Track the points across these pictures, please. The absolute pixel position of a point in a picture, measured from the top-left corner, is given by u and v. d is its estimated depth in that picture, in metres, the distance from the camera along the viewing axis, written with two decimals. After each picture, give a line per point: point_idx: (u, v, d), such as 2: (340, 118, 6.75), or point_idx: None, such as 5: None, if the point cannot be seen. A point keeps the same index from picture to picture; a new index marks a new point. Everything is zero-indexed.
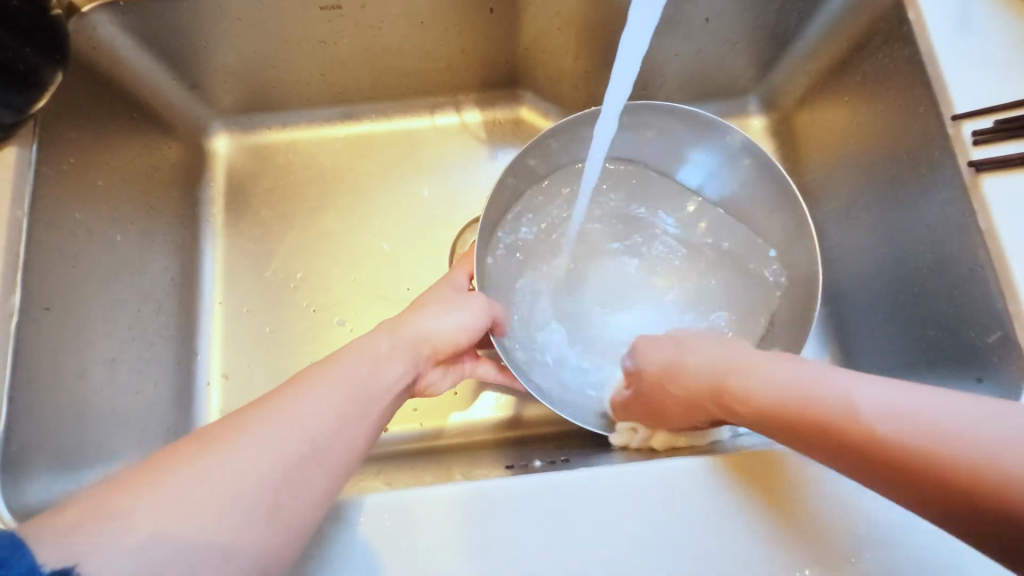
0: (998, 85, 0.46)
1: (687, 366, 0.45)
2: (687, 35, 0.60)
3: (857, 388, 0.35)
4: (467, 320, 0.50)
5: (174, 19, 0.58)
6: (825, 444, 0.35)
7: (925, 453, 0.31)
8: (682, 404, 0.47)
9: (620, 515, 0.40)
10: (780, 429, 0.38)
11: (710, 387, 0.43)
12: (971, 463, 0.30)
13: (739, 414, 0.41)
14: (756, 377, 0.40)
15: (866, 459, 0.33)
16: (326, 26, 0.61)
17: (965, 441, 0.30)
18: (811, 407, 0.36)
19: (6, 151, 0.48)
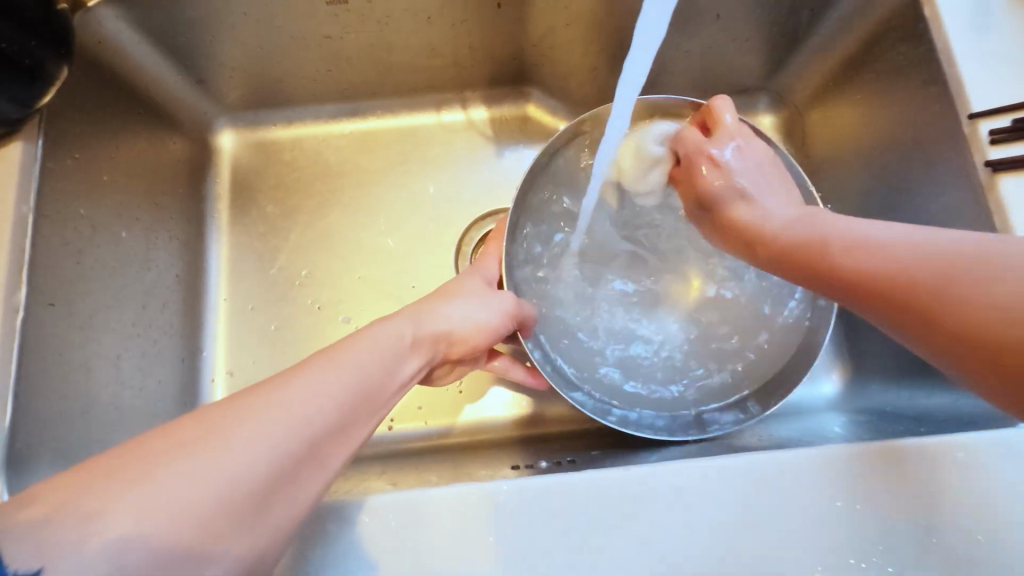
0: (1016, 82, 0.45)
1: (771, 223, 0.44)
2: (697, 31, 0.60)
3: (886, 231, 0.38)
4: (487, 317, 0.50)
5: (180, 13, 0.57)
6: (882, 297, 0.37)
7: (971, 292, 0.33)
8: (766, 255, 0.44)
9: (623, 517, 0.40)
10: (857, 292, 0.38)
11: (798, 250, 0.41)
12: (952, 275, 0.34)
13: (812, 273, 0.41)
14: (776, 215, 0.44)
15: (907, 302, 0.35)
16: (332, 21, 0.61)
17: (988, 287, 0.32)
18: (883, 271, 0.37)
19: (12, 146, 0.48)
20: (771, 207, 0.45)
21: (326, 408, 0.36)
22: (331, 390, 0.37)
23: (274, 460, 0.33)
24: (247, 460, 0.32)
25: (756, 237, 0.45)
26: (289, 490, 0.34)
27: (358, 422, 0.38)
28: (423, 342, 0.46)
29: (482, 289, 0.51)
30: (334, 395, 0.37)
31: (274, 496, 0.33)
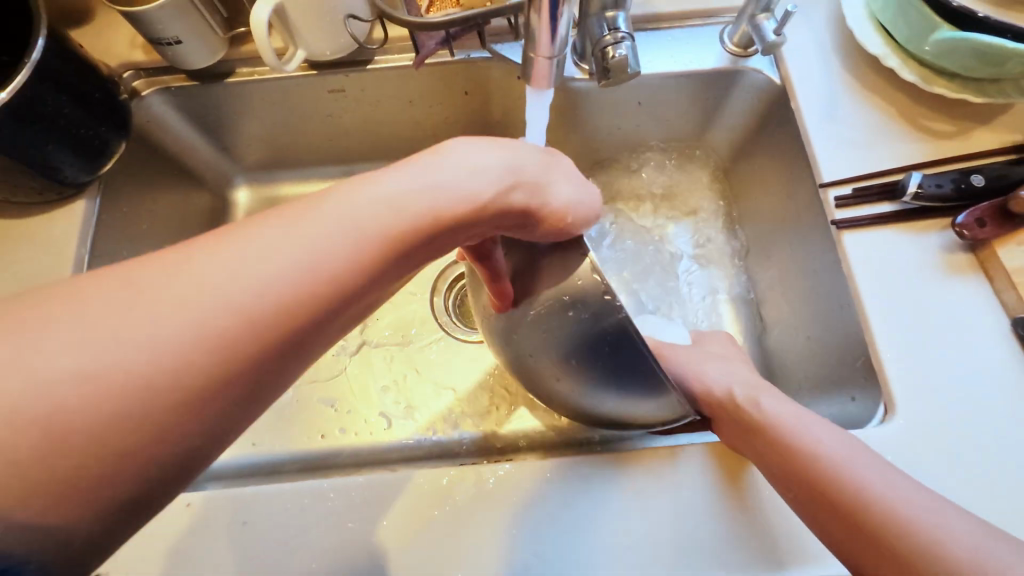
0: (855, 161, 0.58)
1: (706, 381, 0.52)
2: (628, 112, 0.73)
3: (806, 424, 0.45)
4: (557, 205, 0.41)
5: (211, 99, 0.71)
6: (807, 493, 0.42)
7: (868, 503, 0.39)
8: (701, 405, 0.52)
9: (537, 504, 0.48)
10: (780, 464, 0.44)
11: (733, 417, 0.48)
12: (856, 470, 0.41)
13: (752, 437, 0.46)
14: (703, 370, 0.53)
15: (813, 488, 0.41)
16: (332, 103, 0.75)
17: (873, 495, 0.39)
18: (799, 462, 0.43)
19: (78, 203, 0.61)
20: (701, 362, 0.54)
21: (230, 325, 0.29)
22: (241, 294, 0.30)
23: (104, 384, 0.27)
24: (84, 367, 0.27)
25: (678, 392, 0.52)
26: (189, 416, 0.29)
27: (282, 351, 0.31)
28: (400, 240, 0.34)
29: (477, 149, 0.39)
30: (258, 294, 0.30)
31: (118, 426, 0.27)
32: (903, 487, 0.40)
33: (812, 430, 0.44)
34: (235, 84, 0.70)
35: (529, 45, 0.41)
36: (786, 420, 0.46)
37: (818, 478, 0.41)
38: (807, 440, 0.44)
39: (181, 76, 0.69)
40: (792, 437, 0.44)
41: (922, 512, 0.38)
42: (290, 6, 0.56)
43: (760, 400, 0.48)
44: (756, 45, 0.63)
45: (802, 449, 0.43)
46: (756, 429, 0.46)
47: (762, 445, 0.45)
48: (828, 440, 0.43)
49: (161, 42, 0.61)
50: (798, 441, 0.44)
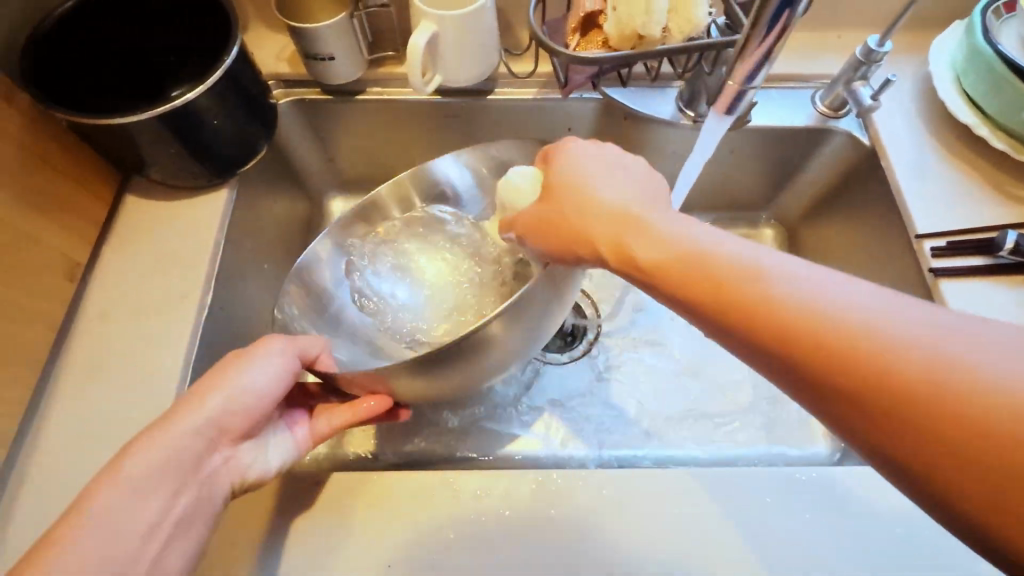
0: (946, 218, 0.62)
1: (660, 229, 0.40)
2: (715, 161, 0.78)
3: (802, 276, 0.34)
4: (262, 381, 0.48)
5: (338, 113, 0.77)
6: (835, 365, 0.31)
7: (897, 356, 0.30)
8: (560, 243, 0.46)
9: (656, 508, 0.50)
10: (766, 339, 0.33)
11: (734, 294, 0.35)
12: (896, 319, 0.31)
13: (709, 308, 0.36)
14: (607, 186, 0.44)
15: (838, 358, 0.31)
16: (443, 128, 0.80)
17: (925, 351, 0.29)
18: (817, 325, 0.32)
19: (221, 191, 0.64)
20: (604, 178, 0.45)
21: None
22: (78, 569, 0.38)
23: None
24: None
25: (638, 252, 0.40)
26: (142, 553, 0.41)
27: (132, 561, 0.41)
28: (148, 490, 0.42)
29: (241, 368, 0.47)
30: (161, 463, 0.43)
31: None
32: (949, 322, 0.30)
33: (823, 280, 0.34)
34: (363, 102, 0.76)
35: None
36: (807, 284, 0.34)
37: (841, 342, 0.31)
38: (818, 298, 0.33)
39: (316, 90, 0.75)
40: (800, 297, 0.33)
41: (984, 356, 0.28)
42: (443, 35, 0.63)
43: (748, 257, 0.36)
44: (850, 107, 0.69)
45: (816, 309, 0.32)
46: (766, 308, 0.33)
47: (787, 324, 0.33)
48: (835, 294, 0.33)
49: (316, 57, 0.67)
50: (810, 300, 0.33)
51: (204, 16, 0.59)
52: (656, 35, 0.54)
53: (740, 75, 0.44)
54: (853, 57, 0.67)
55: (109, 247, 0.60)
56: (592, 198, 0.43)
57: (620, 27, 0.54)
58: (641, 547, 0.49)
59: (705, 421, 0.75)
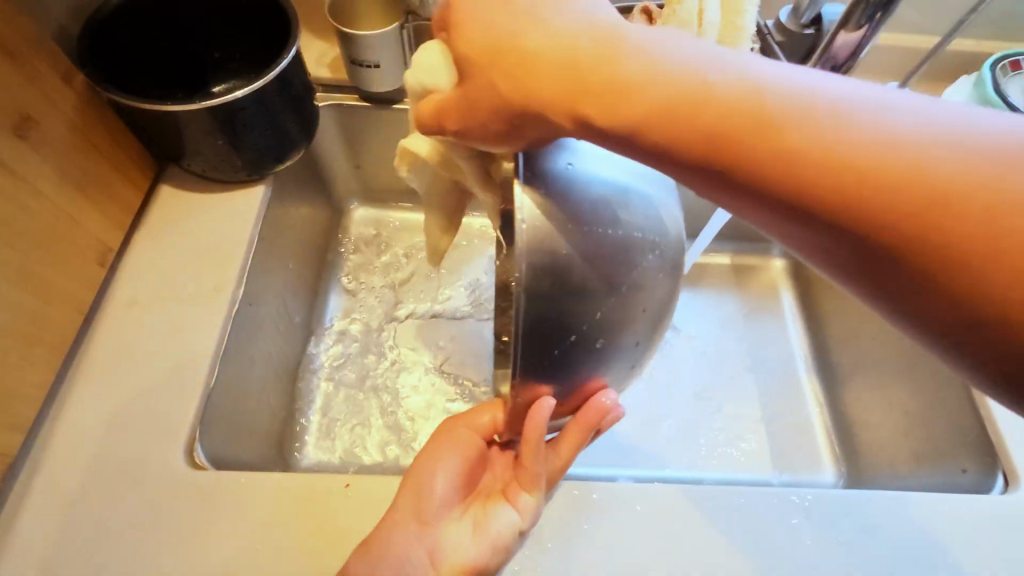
0: None
1: (908, 157, 0.25)
2: None
3: (736, 70, 0.28)
4: (454, 465, 0.45)
5: (372, 121, 0.78)
6: (802, 181, 0.26)
7: (861, 152, 0.25)
8: (513, 99, 0.32)
9: (695, 524, 0.49)
10: (903, 251, 0.25)
11: (678, 104, 0.28)
12: (851, 102, 0.27)
13: (918, 261, 0.25)
14: (805, 94, 0.27)
15: (798, 170, 0.26)
16: None
17: (891, 140, 0.25)
18: (768, 129, 0.27)
19: (256, 187, 0.64)
20: None
21: None
22: None
23: None
24: None
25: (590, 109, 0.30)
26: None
27: None
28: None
29: (455, 440, 0.46)
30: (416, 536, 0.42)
31: None
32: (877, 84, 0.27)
33: (766, 73, 0.28)
34: (399, 111, 0.77)
35: None
36: (740, 80, 0.28)
37: (801, 150, 0.26)
38: (758, 92, 0.27)
39: (353, 97, 0.76)
40: (740, 99, 0.27)
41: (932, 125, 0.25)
42: None
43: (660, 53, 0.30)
44: None
45: (759, 111, 0.27)
46: (714, 119, 0.28)
47: (732, 133, 0.27)
48: (778, 84, 0.28)
49: (361, 64, 0.68)
50: (746, 101, 0.27)
51: (260, 16, 0.60)
52: None
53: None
54: None
55: (140, 236, 0.59)
56: (643, 78, 0.29)
57: None
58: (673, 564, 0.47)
59: (724, 446, 0.75)
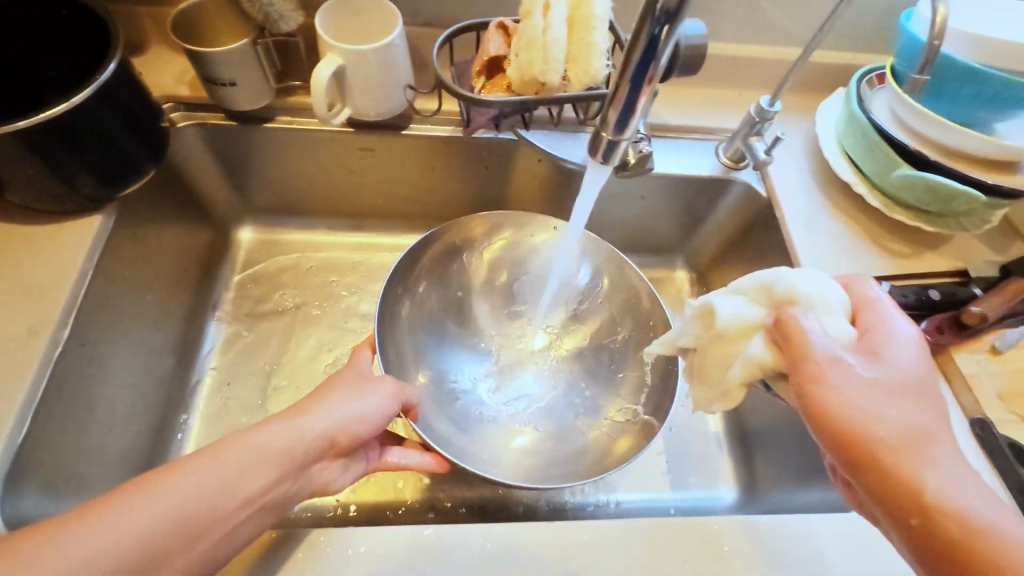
0: (834, 270, 0.66)
1: (913, 471, 0.40)
2: (629, 204, 0.80)
3: (917, 425, 0.41)
4: (367, 407, 0.52)
5: (243, 140, 0.73)
6: (885, 489, 0.40)
7: (898, 478, 0.40)
8: (833, 442, 0.41)
9: (543, 561, 0.47)
10: (927, 537, 0.39)
11: (862, 443, 0.41)
12: (943, 466, 0.40)
13: (925, 534, 0.39)
14: (852, 399, 0.41)
15: (889, 490, 0.40)
16: (359, 159, 0.78)
17: (962, 500, 0.39)
18: (839, 429, 0.41)
19: (93, 218, 0.60)
20: (894, 350, 0.45)
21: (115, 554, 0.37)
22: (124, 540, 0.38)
23: None
24: None
25: (832, 426, 0.41)
26: (230, 518, 0.42)
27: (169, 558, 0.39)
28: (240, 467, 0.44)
29: (359, 383, 0.54)
30: (287, 441, 0.47)
31: None
32: (931, 437, 0.41)
33: (916, 424, 0.41)
34: (271, 129, 0.72)
35: (599, 125, 0.38)
36: (875, 413, 0.41)
37: (891, 475, 0.40)
38: (884, 430, 0.41)
39: (218, 115, 0.71)
40: (869, 429, 0.40)
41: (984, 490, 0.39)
42: (351, 69, 0.62)
43: (846, 374, 0.42)
44: (749, 160, 0.73)
45: (872, 443, 0.40)
46: (835, 428, 0.41)
47: (846, 447, 0.41)
48: (881, 420, 0.41)
49: (216, 82, 0.64)
50: (882, 432, 0.41)
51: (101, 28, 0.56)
52: (555, 82, 0.54)
53: (610, 119, 0.37)
54: (749, 115, 0.71)
55: None
56: (838, 408, 0.41)
57: (522, 72, 0.54)
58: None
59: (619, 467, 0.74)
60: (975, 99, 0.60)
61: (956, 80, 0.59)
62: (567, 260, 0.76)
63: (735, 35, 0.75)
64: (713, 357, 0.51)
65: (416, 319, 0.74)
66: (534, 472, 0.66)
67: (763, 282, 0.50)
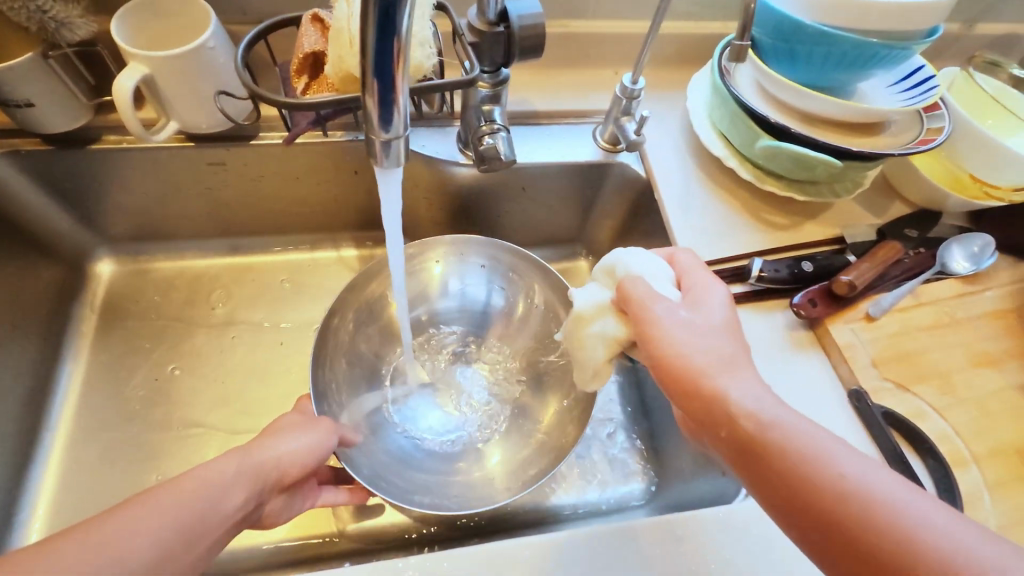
0: (712, 249, 0.63)
1: (718, 388, 0.40)
2: (514, 198, 0.76)
3: (727, 354, 0.42)
4: (312, 441, 0.51)
5: (69, 165, 0.66)
6: (702, 416, 0.41)
7: (715, 407, 0.40)
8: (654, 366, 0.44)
9: None
10: (751, 469, 0.38)
11: (674, 370, 0.42)
12: (759, 393, 0.40)
13: (749, 466, 0.38)
14: (672, 335, 0.43)
15: (708, 418, 0.40)
16: (211, 175, 0.71)
17: (774, 421, 0.38)
18: (660, 359, 0.43)
19: None
20: (708, 290, 0.47)
21: None
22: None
23: None
24: None
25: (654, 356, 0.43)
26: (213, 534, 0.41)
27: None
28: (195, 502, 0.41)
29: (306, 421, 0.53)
30: (241, 471, 0.45)
31: None
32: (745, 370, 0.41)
33: (723, 352, 0.42)
34: (98, 151, 0.65)
35: (368, 127, 0.34)
36: (684, 342, 0.43)
37: (702, 399, 0.40)
38: (692, 355, 0.42)
39: (34, 140, 0.64)
40: (683, 357, 0.42)
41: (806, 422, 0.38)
42: (161, 77, 0.55)
43: (657, 311, 0.45)
44: (622, 143, 0.70)
45: (682, 369, 0.42)
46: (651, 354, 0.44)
47: (664, 376, 0.43)
48: (695, 349, 0.42)
49: (9, 103, 0.56)
50: (695, 360, 0.42)
51: None
52: None
53: (372, 116, 0.32)
54: (616, 94, 0.68)
55: None
56: (655, 340, 0.44)
57: (337, 68, 0.49)
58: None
59: None
60: (827, 60, 0.58)
61: (805, 42, 0.57)
62: (472, 285, 0.75)
63: (596, 11, 0.71)
64: (578, 339, 0.51)
65: (343, 369, 0.67)
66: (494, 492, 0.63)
67: (607, 267, 0.53)
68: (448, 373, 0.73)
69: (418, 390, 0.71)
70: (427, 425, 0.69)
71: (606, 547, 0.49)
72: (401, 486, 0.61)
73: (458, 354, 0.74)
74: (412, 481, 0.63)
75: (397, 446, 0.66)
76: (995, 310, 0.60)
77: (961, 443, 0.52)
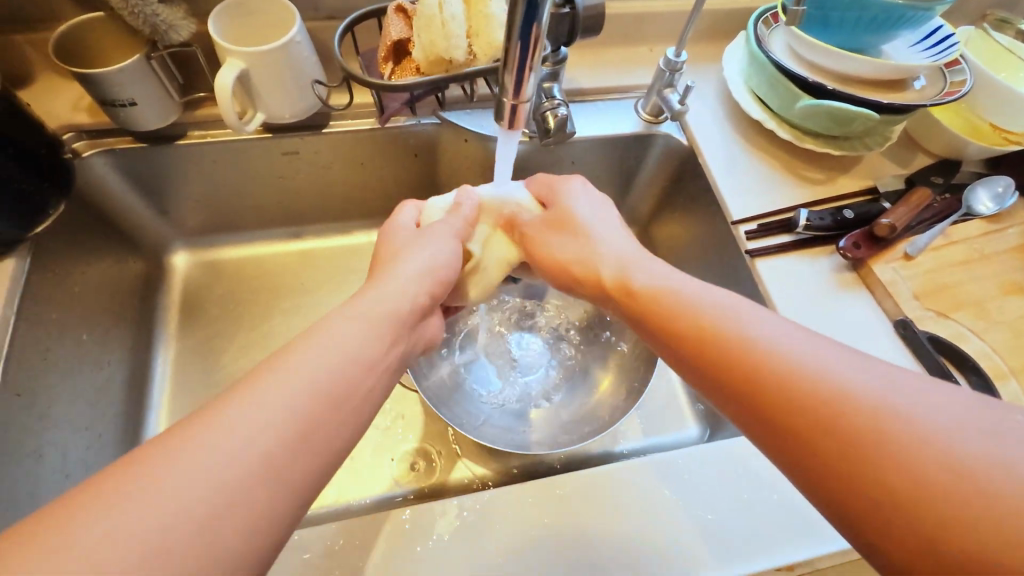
0: (758, 205, 0.69)
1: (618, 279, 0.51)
2: (563, 171, 0.81)
3: (642, 267, 0.51)
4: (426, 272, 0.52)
5: (158, 160, 0.71)
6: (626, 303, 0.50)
7: (636, 292, 0.49)
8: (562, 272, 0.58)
9: (517, 515, 0.50)
10: (669, 339, 0.45)
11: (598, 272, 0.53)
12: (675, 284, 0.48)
13: (663, 334, 0.45)
14: (566, 247, 0.57)
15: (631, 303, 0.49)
16: (284, 165, 0.76)
17: (683, 298, 0.45)
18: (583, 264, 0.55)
19: (6, 262, 0.59)
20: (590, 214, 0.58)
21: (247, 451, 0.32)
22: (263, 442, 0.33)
23: None
24: None
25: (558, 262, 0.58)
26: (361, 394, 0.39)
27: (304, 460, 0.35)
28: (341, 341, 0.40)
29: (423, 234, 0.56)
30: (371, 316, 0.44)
31: None
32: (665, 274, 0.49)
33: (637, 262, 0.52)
34: (184, 146, 0.70)
35: (500, 92, 0.39)
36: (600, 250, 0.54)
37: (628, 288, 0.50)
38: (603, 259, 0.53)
39: (126, 139, 0.68)
40: (605, 263, 0.53)
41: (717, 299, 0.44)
42: (255, 72, 0.60)
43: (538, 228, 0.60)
44: (665, 113, 0.75)
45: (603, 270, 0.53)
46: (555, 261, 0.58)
47: (586, 275, 0.55)
48: (615, 258, 0.53)
49: (114, 103, 0.61)
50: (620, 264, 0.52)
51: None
52: (460, 58, 0.55)
53: (507, 83, 0.38)
54: (659, 68, 0.73)
55: None
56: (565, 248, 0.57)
57: (426, 53, 0.54)
58: (717, 515, 0.51)
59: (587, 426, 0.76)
60: (857, 24, 0.64)
61: (838, 8, 0.63)
62: None
63: None
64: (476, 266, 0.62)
65: None
66: (562, 436, 0.69)
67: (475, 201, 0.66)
68: (516, 333, 0.79)
69: (489, 347, 0.77)
70: (500, 380, 0.75)
71: (697, 467, 0.54)
72: (476, 428, 0.68)
73: (525, 316, 0.80)
74: (484, 421, 0.71)
75: (472, 395, 0.73)
76: (1019, 245, 0.66)
77: (1000, 360, 0.58)
